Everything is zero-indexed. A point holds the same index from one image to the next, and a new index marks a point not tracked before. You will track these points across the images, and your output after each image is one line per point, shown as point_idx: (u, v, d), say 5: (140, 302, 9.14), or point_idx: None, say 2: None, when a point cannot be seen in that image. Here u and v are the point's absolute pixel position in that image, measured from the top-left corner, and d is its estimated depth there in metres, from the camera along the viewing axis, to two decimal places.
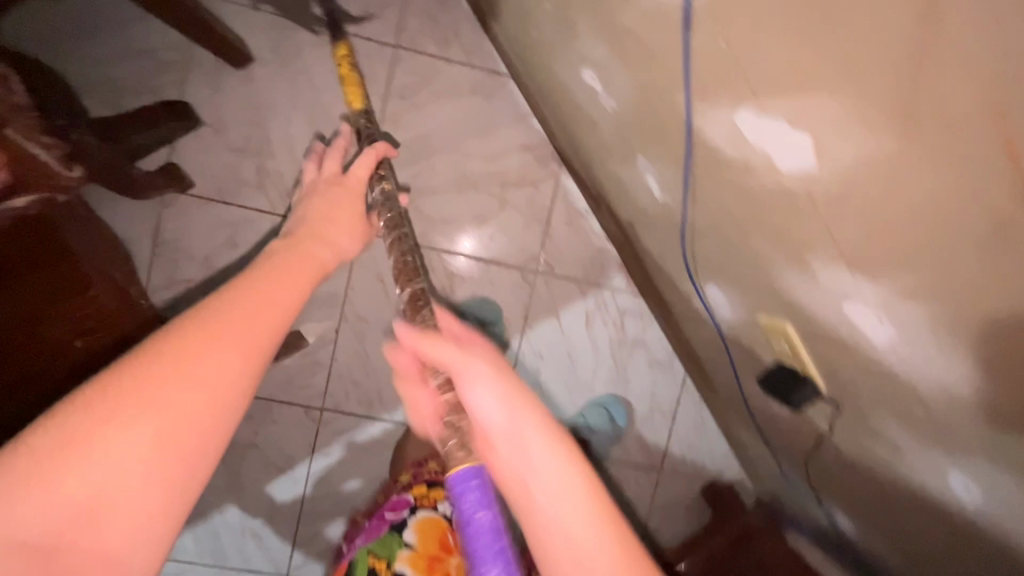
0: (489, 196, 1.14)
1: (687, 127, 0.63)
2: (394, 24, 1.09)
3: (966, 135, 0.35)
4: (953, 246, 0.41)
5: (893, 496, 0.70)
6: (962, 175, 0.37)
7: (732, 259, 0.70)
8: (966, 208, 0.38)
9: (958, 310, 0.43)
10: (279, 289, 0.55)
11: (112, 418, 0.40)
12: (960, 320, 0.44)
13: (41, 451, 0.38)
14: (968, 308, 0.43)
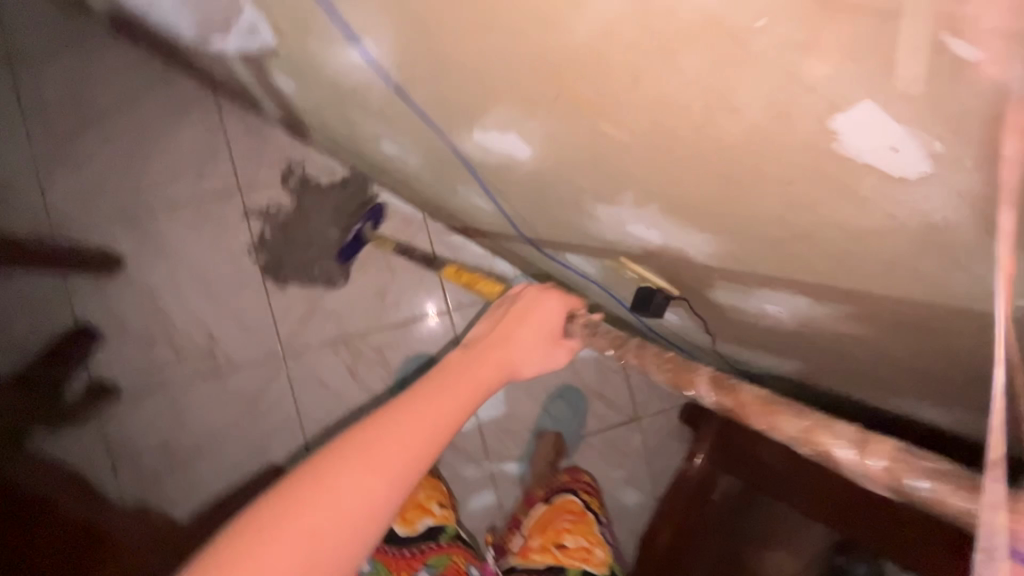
0: (377, 270, 1.25)
1: (458, 154, 0.76)
2: (228, 173, 1.21)
3: (565, 92, 0.46)
4: (626, 163, 0.52)
5: (773, 345, 0.82)
6: (589, 125, 0.49)
7: (556, 228, 0.83)
8: (610, 141, 0.50)
9: (666, 203, 0.56)
10: (450, 401, 0.55)
11: (375, 461, 0.49)
12: (674, 210, 0.56)
13: (295, 489, 0.47)
14: (669, 200, 0.55)
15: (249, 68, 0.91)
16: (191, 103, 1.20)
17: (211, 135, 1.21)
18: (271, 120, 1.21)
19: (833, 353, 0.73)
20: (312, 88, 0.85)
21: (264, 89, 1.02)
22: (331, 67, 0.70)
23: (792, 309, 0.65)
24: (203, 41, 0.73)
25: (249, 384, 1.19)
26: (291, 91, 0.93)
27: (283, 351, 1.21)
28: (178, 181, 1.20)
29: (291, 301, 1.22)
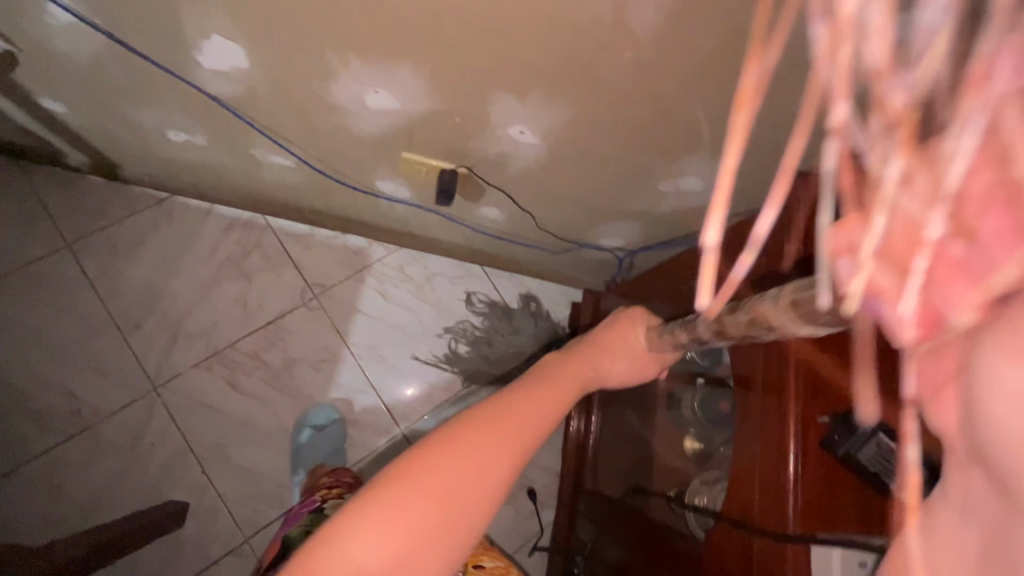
0: (232, 281, 1.26)
1: (216, 99, 0.82)
2: (52, 233, 1.21)
3: None
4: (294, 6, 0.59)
5: (563, 190, 0.90)
6: None
7: (340, 146, 0.89)
8: None
9: (357, 40, 0.63)
10: (516, 416, 0.48)
11: (439, 482, 0.43)
12: (368, 46, 0.63)
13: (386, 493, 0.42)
14: (357, 35, 0.62)
15: (14, 101, 0.95)
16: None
17: (25, 201, 1.20)
18: (83, 170, 1.23)
19: (594, 163, 0.81)
20: (75, 96, 0.89)
21: (48, 129, 1.05)
22: (61, 48, 0.75)
23: (524, 122, 0.73)
24: None
25: (124, 430, 1.15)
26: (64, 114, 0.97)
27: (155, 385, 1.18)
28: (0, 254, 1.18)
29: (150, 335, 1.20)
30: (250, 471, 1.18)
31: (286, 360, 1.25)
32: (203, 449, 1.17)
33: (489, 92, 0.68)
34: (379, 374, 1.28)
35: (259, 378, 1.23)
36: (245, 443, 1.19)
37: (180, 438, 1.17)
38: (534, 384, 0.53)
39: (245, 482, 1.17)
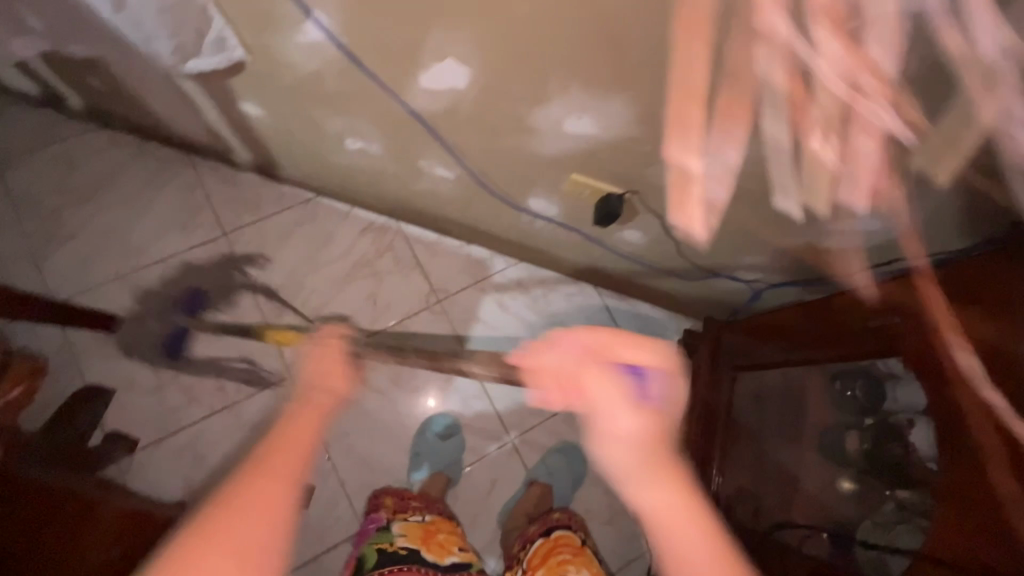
0: (364, 280, 1.34)
1: (413, 114, 0.89)
2: (212, 222, 1.32)
3: None
4: (542, 37, 0.64)
5: (723, 220, 0.92)
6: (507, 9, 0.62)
7: (512, 164, 0.95)
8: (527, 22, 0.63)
9: (587, 70, 0.68)
10: (265, 484, 0.48)
11: None
12: (596, 76, 0.68)
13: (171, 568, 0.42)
14: (590, 65, 0.67)
15: (216, 104, 1.05)
16: (170, 169, 1.32)
17: (192, 191, 1.32)
18: (243, 167, 1.33)
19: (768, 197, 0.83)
20: (278, 102, 0.98)
21: (231, 129, 1.15)
22: (291, 61, 0.84)
23: None
24: (182, 68, 0.86)
25: (261, 411, 1.23)
26: (257, 117, 1.06)
27: (290, 372, 1.26)
28: (166, 237, 1.30)
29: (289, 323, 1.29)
30: (370, 463, 1.24)
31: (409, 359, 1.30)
32: (330, 436, 1.24)
33: None
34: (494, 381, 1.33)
35: (384, 374, 1.29)
36: (366, 435, 1.25)
37: None
38: (263, 452, 0.51)
39: (364, 473, 1.23)
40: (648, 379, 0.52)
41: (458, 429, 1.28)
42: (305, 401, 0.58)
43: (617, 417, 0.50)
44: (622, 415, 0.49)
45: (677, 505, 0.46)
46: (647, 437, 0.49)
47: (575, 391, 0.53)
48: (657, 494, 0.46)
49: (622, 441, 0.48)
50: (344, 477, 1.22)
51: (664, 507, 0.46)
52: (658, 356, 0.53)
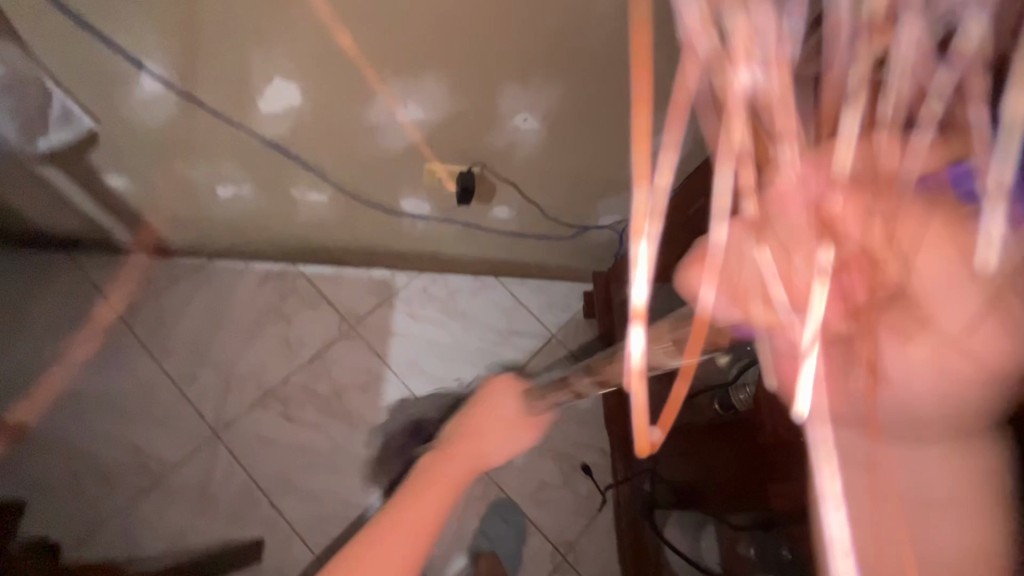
0: (274, 326, 1.37)
1: (267, 142, 0.98)
2: (106, 311, 1.31)
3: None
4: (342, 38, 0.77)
5: (567, 170, 1.06)
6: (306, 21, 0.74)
7: (371, 168, 1.05)
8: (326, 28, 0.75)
9: (392, 58, 0.80)
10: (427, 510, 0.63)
11: None
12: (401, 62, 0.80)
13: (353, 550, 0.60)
14: (392, 54, 0.79)
15: (82, 185, 1.09)
16: (50, 271, 1.32)
17: (78, 287, 1.32)
18: (129, 251, 1.35)
19: (586, 137, 0.98)
20: (140, 166, 1.04)
21: (104, 209, 1.19)
22: (138, 118, 0.91)
23: (528, 110, 0.90)
24: (32, 145, 0.93)
25: (192, 478, 1.19)
26: (126, 189, 1.11)
27: (216, 432, 1.24)
28: (59, 335, 1.27)
29: (205, 385, 1.28)
30: (317, 498, 1.22)
31: (337, 387, 1.33)
32: (269, 484, 1.21)
33: (499, 87, 0.85)
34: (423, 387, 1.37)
35: (311, 407, 1.30)
36: (308, 472, 1.24)
37: (246, 475, 1.21)
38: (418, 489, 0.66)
39: (314, 509, 1.21)
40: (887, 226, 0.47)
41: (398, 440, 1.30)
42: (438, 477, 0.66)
43: (787, 315, 0.51)
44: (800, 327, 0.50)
45: (945, 476, 0.47)
46: (938, 417, 0.46)
47: (744, 279, 0.54)
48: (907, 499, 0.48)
49: (920, 389, 0.46)
50: (293, 519, 1.19)
51: (954, 495, 0.46)
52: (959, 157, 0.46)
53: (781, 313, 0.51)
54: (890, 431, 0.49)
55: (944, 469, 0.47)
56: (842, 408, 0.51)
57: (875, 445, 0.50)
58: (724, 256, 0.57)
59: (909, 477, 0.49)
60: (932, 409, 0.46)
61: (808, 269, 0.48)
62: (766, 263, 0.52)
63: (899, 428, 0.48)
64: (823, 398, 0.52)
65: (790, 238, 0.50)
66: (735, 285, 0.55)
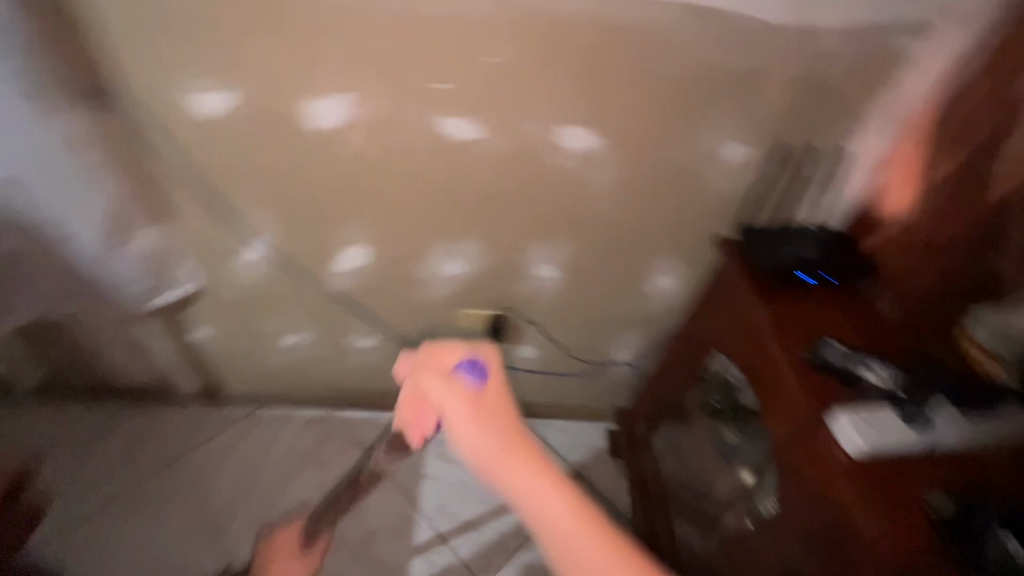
0: (310, 472, 1.42)
1: (332, 296, 1.18)
2: (158, 458, 1.40)
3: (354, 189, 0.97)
4: (406, 214, 1.01)
5: (584, 309, 1.24)
6: (381, 206, 0.99)
7: (415, 313, 1.23)
8: (395, 210, 1.00)
9: (444, 227, 1.03)
10: None
11: None
12: (450, 229, 1.04)
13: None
14: (444, 224, 1.03)
15: (170, 338, 1.29)
16: (115, 419, 1.44)
17: (138, 434, 1.43)
18: (190, 399, 1.49)
19: (599, 282, 1.17)
20: (223, 320, 1.25)
21: (180, 358, 1.36)
22: (234, 280, 1.14)
23: (547, 261, 1.11)
24: (141, 305, 1.11)
25: None
26: (206, 339, 1.30)
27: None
28: (110, 481, 1.35)
29: (240, 532, 1.31)
30: None
31: (366, 532, 1.34)
32: None
33: (525, 244, 1.07)
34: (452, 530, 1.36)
35: (341, 555, 1.29)
36: None
37: None
38: None
39: None
40: (475, 365, 0.77)
41: None
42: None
43: (447, 406, 0.74)
44: (460, 423, 0.73)
45: (548, 481, 0.68)
46: (496, 445, 0.72)
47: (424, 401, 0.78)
48: (548, 505, 0.66)
49: (474, 438, 0.72)
50: None
51: (558, 499, 0.66)
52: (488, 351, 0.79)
53: (445, 410, 0.74)
54: (512, 464, 0.70)
55: (548, 479, 0.68)
56: (506, 462, 0.70)
57: (511, 485, 0.69)
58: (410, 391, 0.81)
59: (537, 486, 0.67)
60: (480, 443, 0.71)
61: (458, 393, 0.75)
62: (444, 397, 0.75)
63: (501, 459, 0.70)
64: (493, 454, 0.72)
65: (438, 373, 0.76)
66: (413, 402, 0.80)
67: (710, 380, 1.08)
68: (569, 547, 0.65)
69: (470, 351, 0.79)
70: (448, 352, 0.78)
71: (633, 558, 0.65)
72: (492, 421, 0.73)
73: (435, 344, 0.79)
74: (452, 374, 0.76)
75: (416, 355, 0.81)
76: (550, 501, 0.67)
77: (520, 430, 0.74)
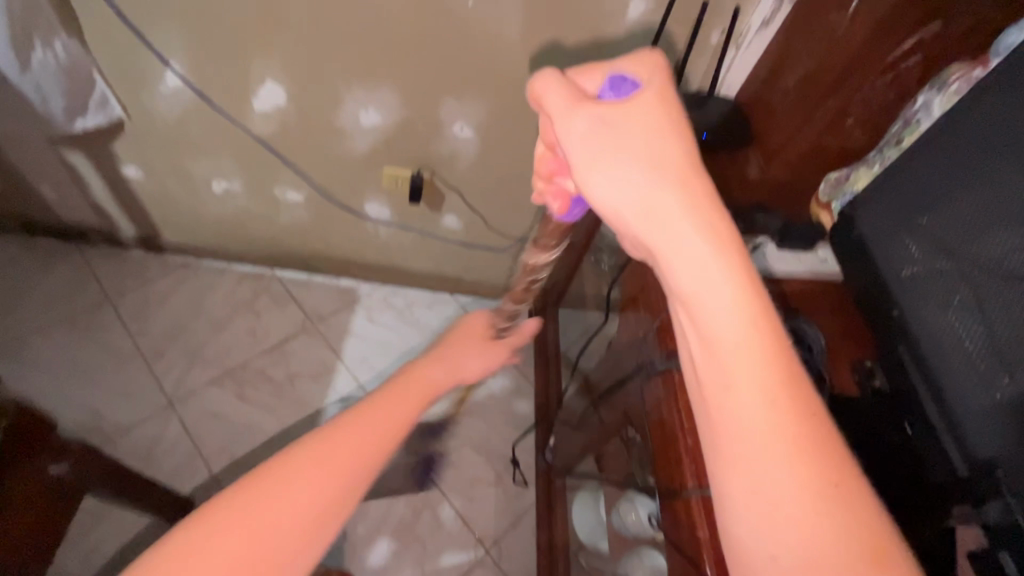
0: (242, 318, 1.51)
1: (256, 139, 1.22)
2: (97, 292, 1.48)
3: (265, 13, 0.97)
4: (320, 47, 1.02)
5: (500, 179, 1.28)
6: (294, 35, 1.01)
7: (338, 166, 1.27)
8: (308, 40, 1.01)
9: (357, 65, 1.05)
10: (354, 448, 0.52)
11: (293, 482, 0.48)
12: (365, 69, 1.06)
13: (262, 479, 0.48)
14: (357, 62, 1.05)
15: (101, 173, 1.33)
16: (54, 257, 1.50)
17: (76, 271, 1.50)
18: (129, 245, 1.55)
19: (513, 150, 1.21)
20: (151, 158, 1.28)
21: (113, 197, 1.41)
22: (157, 111, 1.17)
23: (462, 118, 1.14)
24: (68, 125, 1.13)
25: (141, 443, 1.29)
26: (137, 179, 1.35)
27: (171, 401, 1.35)
28: (47, 310, 1.43)
29: (170, 362, 1.41)
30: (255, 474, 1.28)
31: (292, 372, 1.45)
32: (211, 452, 1.30)
33: (438, 95, 1.10)
34: (371, 381, 1.48)
35: (263, 391, 1.40)
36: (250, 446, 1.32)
37: (191, 445, 1.31)
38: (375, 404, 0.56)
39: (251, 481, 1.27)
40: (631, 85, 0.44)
41: None
42: (417, 375, 0.61)
43: (581, 148, 0.42)
44: (587, 131, 0.42)
45: (713, 239, 0.39)
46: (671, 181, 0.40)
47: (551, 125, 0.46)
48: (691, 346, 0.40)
49: (639, 193, 0.40)
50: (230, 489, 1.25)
51: (737, 309, 0.38)
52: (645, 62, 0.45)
53: (582, 135, 0.42)
54: (669, 207, 0.39)
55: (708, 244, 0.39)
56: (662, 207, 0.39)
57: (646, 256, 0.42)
58: (543, 141, 0.50)
59: (687, 244, 0.38)
60: (642, 194, 0.40)
61: (594, 109, 0.42)
62: (575, 124, 0.42)
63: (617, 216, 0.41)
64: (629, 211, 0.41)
65: (579, 101, 0.43)
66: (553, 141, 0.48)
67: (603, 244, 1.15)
68: (713, 410, 0.38)
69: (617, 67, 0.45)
70: (585, 75, 0.46)
71: (826, 473, 0.36)
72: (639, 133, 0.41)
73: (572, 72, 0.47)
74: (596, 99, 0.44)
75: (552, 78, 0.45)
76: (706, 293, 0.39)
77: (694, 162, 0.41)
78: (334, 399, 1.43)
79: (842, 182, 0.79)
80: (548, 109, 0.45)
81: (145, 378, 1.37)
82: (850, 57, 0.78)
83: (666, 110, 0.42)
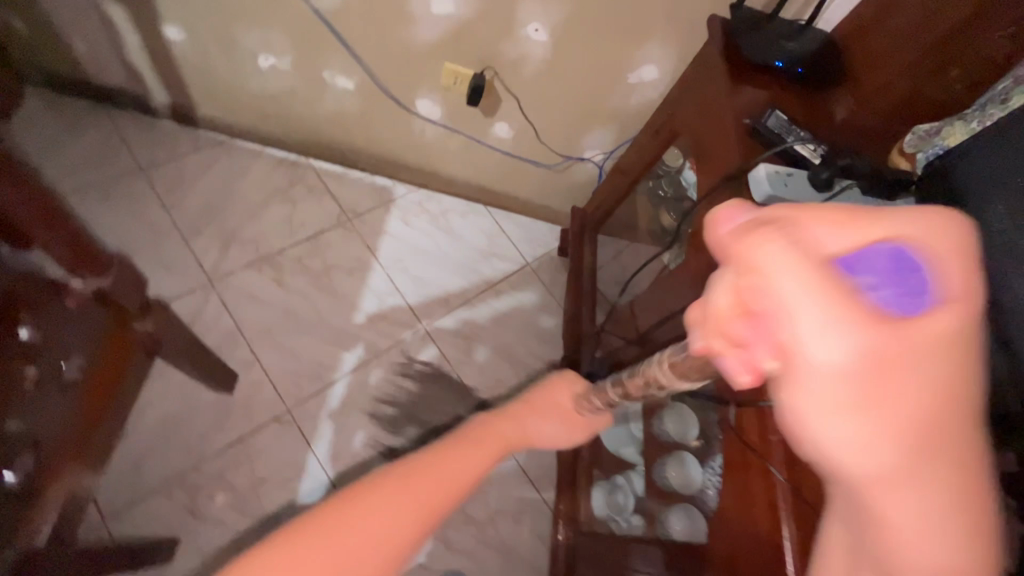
0: (278, 205, 1.49)
1: (316, 14, 1.16)
2: (129, 160, 1.43)
3: None
4: None
5: (563, 92, 1.25)
6: None
7: (397, 54, 1.22)
8: None
9: None
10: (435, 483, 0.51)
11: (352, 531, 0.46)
12: None
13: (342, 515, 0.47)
14: None
15: (140, 29, 1.26)
16: (82, 116, 1.44)
17: (104, 136, 1.43)
18: (159, 114, 1.48)
19: (582, 60, 1.17)
20: (199, 18, 1.22)
21: (150, 58, 1.34)
22: None
23: (538, 16, 1.09)
24: None
25: (181, 315, 1.32)
26: (179, 42, 1.28)
27: (210, 279, 1.37)
28: (77, 172, 1.39)
29: (207, 241, 1.40)
30: (295, 356, 1.33)
31: (328, 264, 1.46)
32: (251, 331, 1.33)
33: None
34: (405, 281, 1.51)
35: (300, 278, 1.42)
36: (290, 331, 1.36)
37: (230, 321, 1.34)
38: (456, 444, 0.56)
39: (292, 363, 1.33)
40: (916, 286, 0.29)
41: (375, 321, 1.43)
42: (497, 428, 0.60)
43: (816, 343, 0.28)
44: (815, 330, 0.28)
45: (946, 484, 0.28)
46: (908, 431, 0.27)
47: (746, 294, 0.31)
48: None
49: (866, 443, 0.28)
50: (271, 368, 1.31)
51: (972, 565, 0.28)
52: (932, 227, 0.31)
53: (801, 331, 0.28)
54: (918, 460, 0.28)
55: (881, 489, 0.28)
56: (920, 462, 0.28)
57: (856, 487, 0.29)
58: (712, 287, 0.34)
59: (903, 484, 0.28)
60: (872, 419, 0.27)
61: (836, 298, 0.28)
62: (799, 299, 0.28)
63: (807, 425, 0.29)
64: (839, 440, 0.28)
65: (828, 289, 0.28)
66: (723, 319, 0.33)
67: (666, 170, 1.15)
68: None
69: (896, 234, 0.31)
70: (831, 235, 0.31)
71: None
72: (882, 361, 0.27)
73: (812, 213, 0.32)
74: (856, 293, 0.28)
75: (742, 214, 0.33)
76: (911, 536, 0.28)
77: (947, 413, 0.28)
78: (370, 294, 1.46)
79: (923, 133, 0.80)
80: (731, 261, 0.32)
81: (183, 254, 1.37)
82: (970, 12, 0.75)
83: (938, 360, 0.28)
